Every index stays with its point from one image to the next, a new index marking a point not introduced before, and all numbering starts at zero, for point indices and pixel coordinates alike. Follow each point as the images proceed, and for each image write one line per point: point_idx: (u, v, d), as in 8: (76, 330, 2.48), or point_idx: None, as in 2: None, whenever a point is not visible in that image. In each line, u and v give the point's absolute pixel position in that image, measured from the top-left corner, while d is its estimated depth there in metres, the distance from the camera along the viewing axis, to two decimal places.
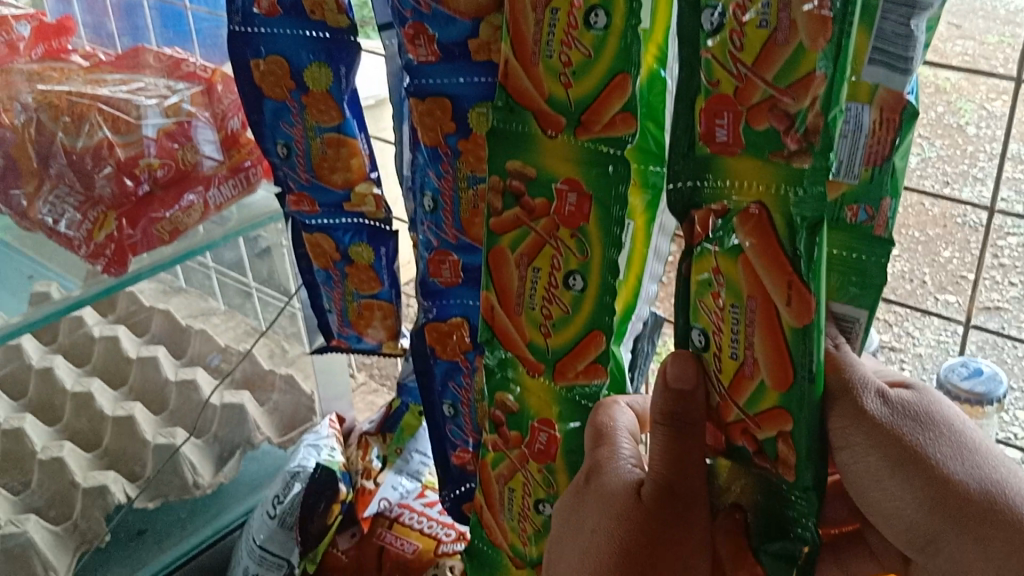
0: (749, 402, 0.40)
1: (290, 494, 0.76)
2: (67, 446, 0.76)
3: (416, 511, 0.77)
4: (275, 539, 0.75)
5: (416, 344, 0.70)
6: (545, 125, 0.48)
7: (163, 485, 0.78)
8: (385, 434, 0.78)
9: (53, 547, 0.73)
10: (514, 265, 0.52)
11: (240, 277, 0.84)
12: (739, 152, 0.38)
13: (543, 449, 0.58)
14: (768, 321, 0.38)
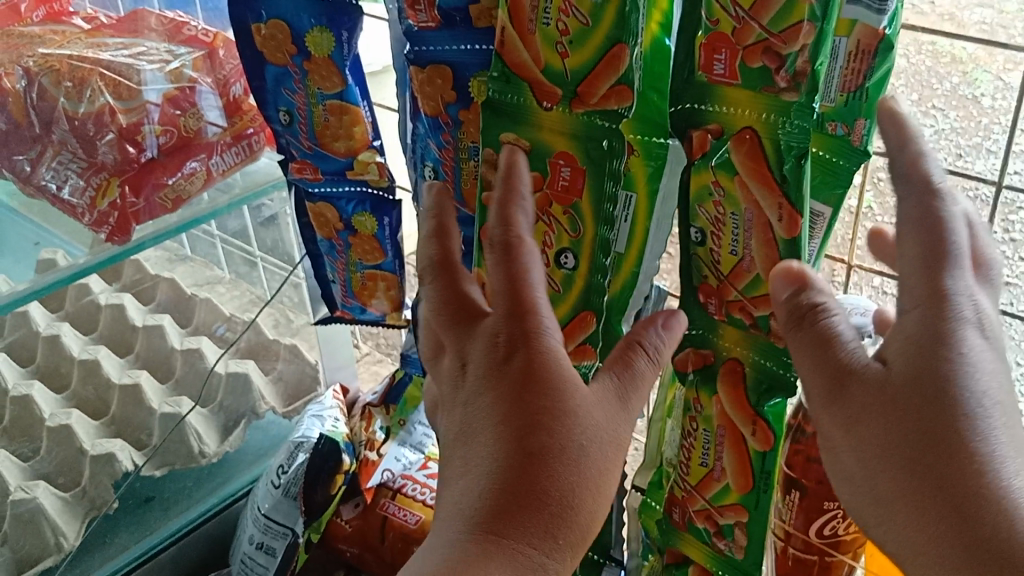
0: (748, 287, 0.46)
1: (295, 463, 0.74)
2: (74, 414, 0.76)
3: (419, 482, 0.77)
4: (280, 508, 0.75)
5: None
6: (541, 96, 0.47)
7: (170, 453, 0.78)
8: (388, 405, 0.78)
9: (61, 513, 0.73)
10: None
11: (245, 246, 0.86)
12: (732, 85, 0.43)
13: None
14: (761, 229, 0.44)
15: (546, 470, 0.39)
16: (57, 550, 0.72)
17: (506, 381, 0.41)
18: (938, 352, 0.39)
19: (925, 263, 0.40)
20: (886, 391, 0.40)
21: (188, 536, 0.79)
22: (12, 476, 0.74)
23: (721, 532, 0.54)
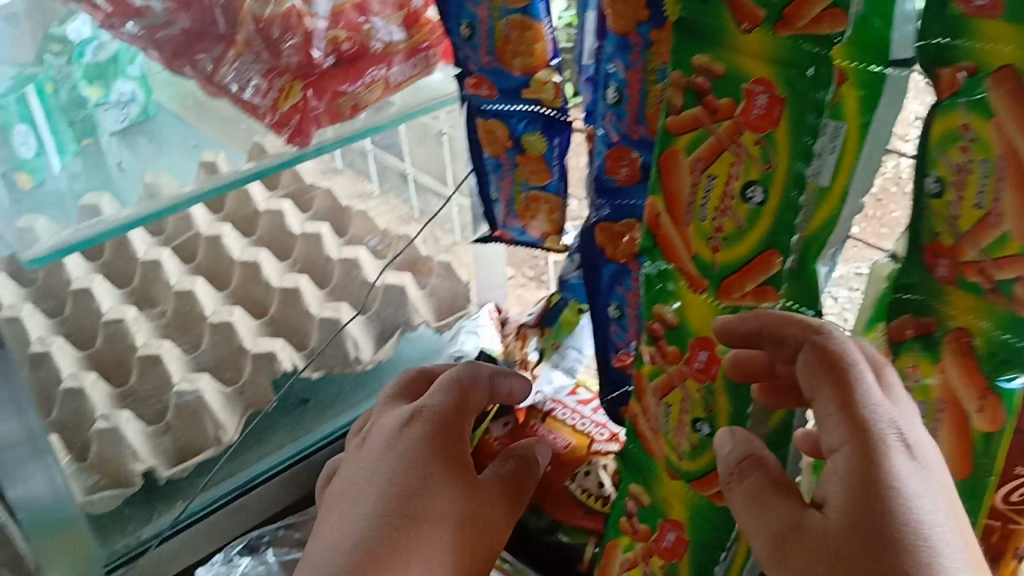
0: (989, 248, 0.38)
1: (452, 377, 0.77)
2: (236, 312, 0.75)
3: (569, 407, 0.78)
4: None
5: (586, 244, 0.66)
6: (740, 17, 0.42)
7: (329, 358, 0.79)
8: (544, 327, 0.79)
9: (222, 405, 0.70)
10: (687, 170, 0.46)
11: (397, 160, 0.87)
12: (999, 16, 0.35)
13: (703, 369, 0.52)
14: (1019, 179, 0.36)
15: (420, 529, 0.47)
16: (216, 442, 0.70)
17: (405, 439, 0.50)
18: (892, 500, 0.39)
19: (841, 402, 0.42)
20: (830, 547, 0.40)
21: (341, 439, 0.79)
22: (175, 368, 0.70)
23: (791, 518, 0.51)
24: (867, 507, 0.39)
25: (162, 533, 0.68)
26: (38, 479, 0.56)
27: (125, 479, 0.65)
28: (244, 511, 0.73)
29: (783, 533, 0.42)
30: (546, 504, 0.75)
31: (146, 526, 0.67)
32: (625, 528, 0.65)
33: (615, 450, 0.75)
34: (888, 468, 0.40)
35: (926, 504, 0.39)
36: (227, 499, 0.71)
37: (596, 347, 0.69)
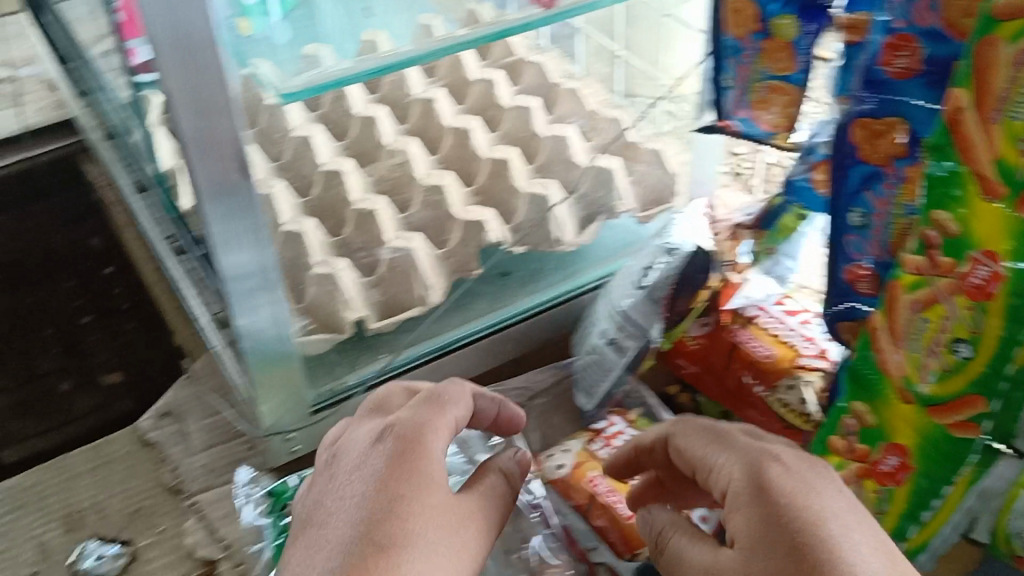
0: None
1: (664, 266, 0.69)
2: (449, 177, 0.75)
3: (774, 316, 0.73)
4: (639, 309, 0.70)
5: (838, 137, 0.58)
6: None
7: (533, 235, 0.77)
8: (761, 230, 0.69)
9: (432, 267, 0.70)
10: (1007, 64, 0.43)
11: (609, 39, 0.83)
12: None
13: (978, 286, 0.47)
14: None
15: (397, 555, 0.39)
16: (423, 302, 0.70)
17: (376, 456, 0.44)
18: (769, 523, 0.39)
19: (722, 443, 0.44)
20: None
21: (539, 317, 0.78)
22: (388, 226, 0.70)
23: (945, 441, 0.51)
24: (761, 531, 0.39)
25: (367, 381, 0.69)
26: (265, 314, 0.57)
27: (337, 326, 0.67)
28: (438, 374, 0.73)
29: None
30: (738, 409, 0.73)
31: (352, 373, 0.69)
32: (835, 447, 0.59)
33: (822, 366, 0.69)
34: (769, 490, 0.40)
35: (804, 506, 0.39)
36: (427, 357, 0.72)
37: (829, 254, 0.63)
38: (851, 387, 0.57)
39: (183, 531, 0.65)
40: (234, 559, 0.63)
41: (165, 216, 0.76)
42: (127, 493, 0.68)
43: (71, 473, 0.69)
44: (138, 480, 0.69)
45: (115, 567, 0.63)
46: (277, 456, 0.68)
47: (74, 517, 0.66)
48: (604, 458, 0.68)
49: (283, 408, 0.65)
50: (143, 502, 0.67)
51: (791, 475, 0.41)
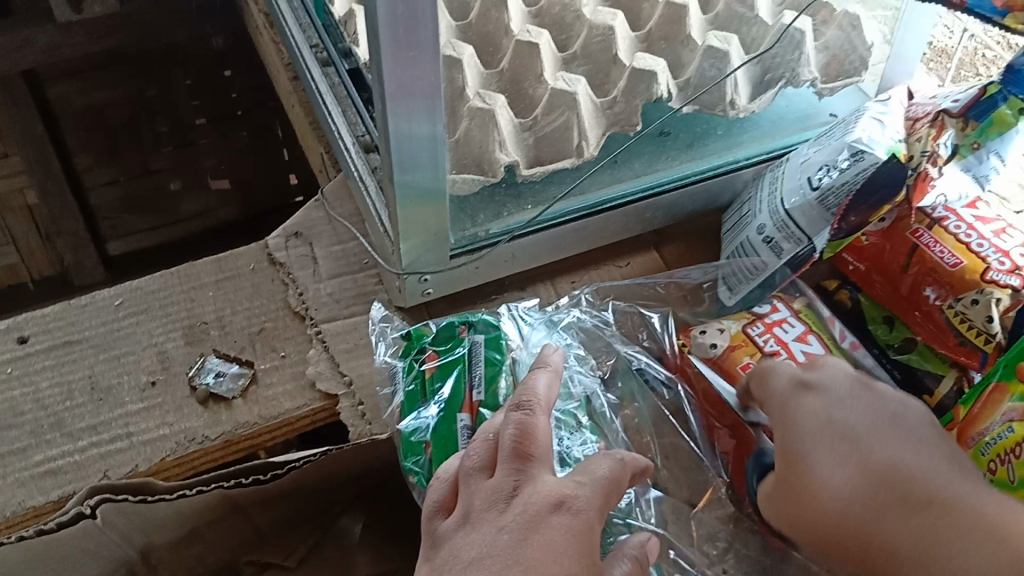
0: None
1: (847, 171, 0.60)
2: (621, 18, 0.66)
3: (964, 221, 0.64)
4: (807, 213, 0.62)
5: None
6: None
7: (704, 95, 0.66)
8: (968, 121, 0.61)
9: (593, 116, 0.63)
10: None
11: None
12: None
13: None
14: None
15: None
16: (578, 155, 0.63)
17: (553, 524, 0.40)
18: (817, 433, 0.49)
19: (759, 374, 0.54)
20: (797, 494, 0.48)
21: (699, 186, 0.69)
22: (547, 65, 0.63)
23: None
24: (807, 440, 0.49)
25: (512, 231, 0.64)
26: (422, 136, 0.54)
27: (488, 167, 0.61)
28: (582, 234, 0.68)
29: (776, 515, 0.49)
30: (903, 316, 0.66)
31: (495, 222, 0.63)
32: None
33: (1017, 285, 0.60)
34: (805, 416, 0.50)
35: (839, 426, 0.48)
36: (578, 215, 0.66)
37: None
38: None
39: (306, 359, 0.63)
40: (355, 398, 0.61)
41: (314, 23, 0.73)
42: (251, 313, 0.66)
43: (196, 282, 0.67)
44: (263, 300, 0.66)
45: (235, 388, 0.61)
46: (409, 297, 0.64)
47: (197, 329, 0.64)
48: (763, 346, 0.61)
49: (421, 247, 0.61)
50: (267, 323, 0.65)
51: (824, 395, 0.50)
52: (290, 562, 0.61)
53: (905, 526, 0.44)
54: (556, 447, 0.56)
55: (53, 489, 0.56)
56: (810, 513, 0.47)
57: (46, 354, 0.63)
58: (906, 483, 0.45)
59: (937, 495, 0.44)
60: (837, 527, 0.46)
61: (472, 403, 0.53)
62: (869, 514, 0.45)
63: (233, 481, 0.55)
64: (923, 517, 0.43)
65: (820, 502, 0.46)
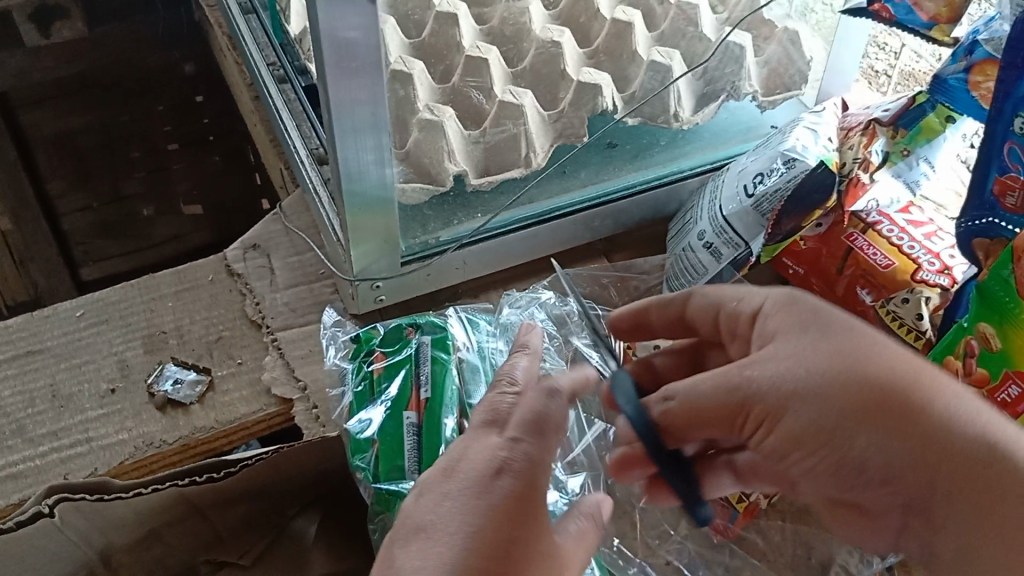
0: None
1: (779, 175, 0.66)
2: (567, 35, 0.68)
3: (896, 225, 0.66)
4: (743, 219, 0.67)
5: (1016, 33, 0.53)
6: None
7: (647, 106, 0.68)
8: (897, 130, 0.65)
9: (539, 128, 0.66)
10: None
11: None
12: None
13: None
14: None
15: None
16: (526, 165, 0.65)
17: (498, 490, 0.40)
18: (831, 319, 0.44)
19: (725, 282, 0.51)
20: (790, 372, 0.42)
21: (645, 195, 0.72)
22: (497, 76, 0.66)
23: None
24: (811, 328, 0.43)
25: (460, 241, 0.66)
26: (369, 149, 0.56)
27: (437, 177, 0.63)
28: (531, 242, 0.70)
29: (756, 383, 0.42)
30: None
31: (445, 229, 0.66)
32: (951, 368, 0.58)
33: (945, 285, 0.63)
34: (825, 316, 0.44)
35: (846, 321, 0.43)
36: (527, 223, 0.68)
37: (980, 156, 0.57)
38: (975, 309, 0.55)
39: (262, 366, 0.65)
40: (309, 402, 0.63)
41: (272, 42, 0.76)
42: (209, 322, 0.67)
43: (155, 293, 0.68)
44: (221, 310, 0.68)
45: (193, 395, 0.63)
46: (362, 304, 0.66)
47: (157, 338, 0.66)
48: None
49: (373, 256, 0.63)
50: (225, 331, 0.67)
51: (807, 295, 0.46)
52: (245, 560, 0.63)
53: (910, 419, 0.40)
54: None
55: (13, 493, 0.57)
56: (802, 390, 0.41)
57: (8, 363, 0.64)
58: (913, 376, 0.41)
59: (950, 394, 0.41)
60: (827, 399, 0.41)
61: (416, 402, 0.55)
62: (869, 407, 0.40)
63: (187, 480, 0.56)
64: (929, 415, 0.40)
65: (817, 383, 0.41)
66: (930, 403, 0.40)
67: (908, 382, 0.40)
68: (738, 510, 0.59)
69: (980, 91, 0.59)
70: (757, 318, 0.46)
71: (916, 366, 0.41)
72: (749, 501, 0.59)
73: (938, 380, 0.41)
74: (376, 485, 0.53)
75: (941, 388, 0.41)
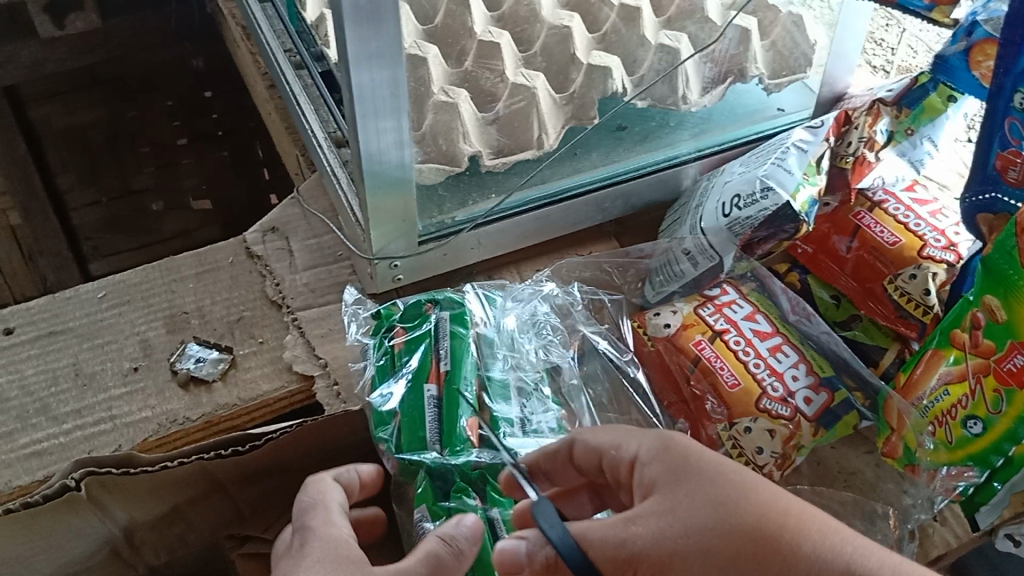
0: None
1: (756, 203, 0.64)
2: (578, 19, 0.69)
3: (902, 204, 0.68)
4: (719, 234, 0.66)
5: (1013, 13, 0.54)
6: None
7: (656, 88, 0.69)
8: (901, 109, 0.66)
9: (551, 110, 0.67)
10: None
11: None
12: None
13: None
14: None
15: None
16: (538, 146, 0.66)
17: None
18: (705, 465, 0.44)
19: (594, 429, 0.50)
20: (670, 526, 0.42)
21: (655, 176, 0.73)
22: (510, 61, 0.67)
23: (970, 419, 0.57)
24: (687, 472, 0.44)
25: (476, 220, 0.67)
26: (388, 130, 0.58)
27: (453, 158, 0.64)
28: (544, 222, 0.71)
29: (642, 541, 0.42)
30: (855, 299, 0.68)
31: (461, 210, 0.67)
32: (957, 341, 0.59)
33: (951, 261, 0.65)
34: (698, 461, 0.44)
35: (722, 465, 0.44)
36: (537, 206, 0.70)
37: (982, 135, 0.59)
38: (981, 281, 0.56)
39: (283, 345, 0.66)
40: (330, 378, 0.64)
41: (288, 29, 0.78)
42: (230, 303, 0.69)
43: (176, 275, 0.70)
44: (242, 291, 0.69)
45: (215, 372, 0.64)
46: (380, 283, 0.68)
47: (178, 319, 0.67)
48: (713, 325, 0.65)
49: (393, 235, 0.65)
50: (246, 312, 0.68)
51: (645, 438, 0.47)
52: (267, 534, 0.63)
53: (785, 571, 0.40)
54: (520, 412, 0.60)
55: (38, 470, 0.59)
56: (683, 544, 0.41)
57: (32, 343, 0.65)
58: (786, 515, 0.42)
59: (824, 523, 0.42)
60: (710, 559, 0.41)
61: (440, 374, 0.57)
62: (744, 561, 0.41)
63: (212, 454, 0.56)
64: (802, 552, 0.40)
65: (695, 536, 0.42)
66: (804, 537, 0.41)
67: (784, 521, 0.41)
68: None
69: (980, 71, 0.60)
70: (635, 466, 0.46)
71: (785, 520, 0.41)
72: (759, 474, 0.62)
73: (815, 515, 0.43)
74: (399, 456, 0.54)
75: (815, 520, 0.42)
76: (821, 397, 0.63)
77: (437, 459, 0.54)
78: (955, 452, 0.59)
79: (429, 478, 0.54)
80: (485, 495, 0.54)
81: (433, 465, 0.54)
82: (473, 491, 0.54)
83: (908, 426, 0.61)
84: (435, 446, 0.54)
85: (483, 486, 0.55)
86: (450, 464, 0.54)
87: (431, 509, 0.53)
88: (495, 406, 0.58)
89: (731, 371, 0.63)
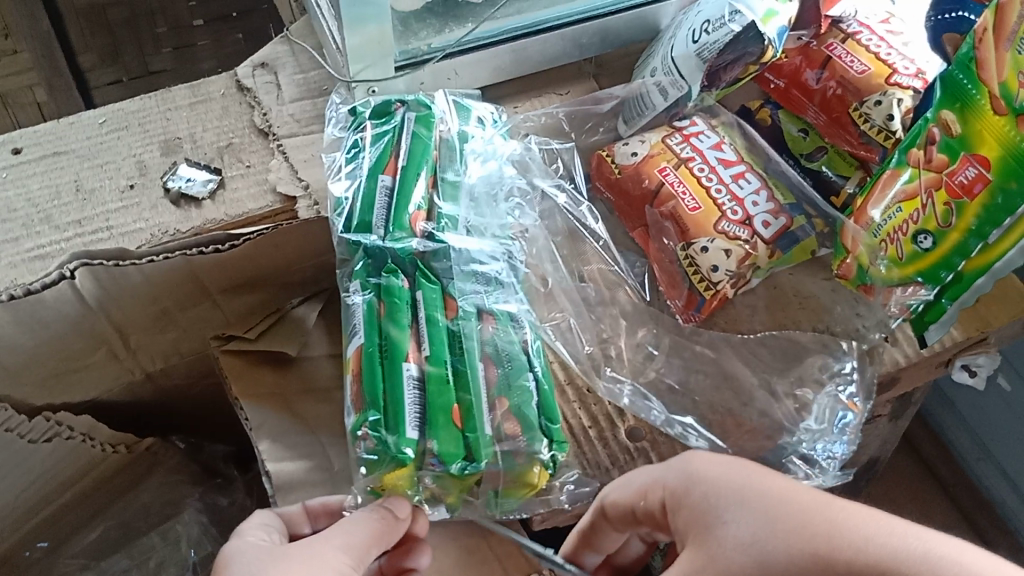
0: None
1: (723, 29, 0.63)
2: None
3: (876, 35, 0.68)
4: (686, 61, 0.66)
5: None
6: None
7: None
8: None
9: None
10: None
11: None
12: None
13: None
14: None
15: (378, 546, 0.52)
16: None
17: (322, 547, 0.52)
18: (725, 498, 0.45)
19: (618, 481, 0.53)
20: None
21: (633, 12, 0.74)
22: None
23: (921, 239, 0.59)
24: (713, 508, 0.45)
25: (448, 49, 0.69)
26: None
27: None
28: (521, 55, 0.73)
29: None
30: (818, 125, 0.69)
31: (437, 37, 0.69)
32: (913, 159, 0.60)
33: (918, 88, 0.65)
34: (718, 491, 0.45)
35: (743, 477, 0.45)
36: (516, 34, 0.71)
37: None
38: (943, 96, 0.57)
39: (268, 168, 0.69)
40: (312, 199, 0.67)
41: None
42: (220, 130, 0.71)
43: (171, 105, 0.73)
44: (232, 120, 0.72)
45: (205, 190, 0.67)
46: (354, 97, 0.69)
47: (172, 143, 0.70)
48: (679, 154, 0.67)
49: (369, 60, 0.66)
50: (235, 139, 0.71)
51: (672, 470, 0.48)
52: (250, 334, 0.66)
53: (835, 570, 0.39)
54: (465, 215, 0.63)
55: (41, 270, 0.63)
56: None
57: (37, 162, 0.69)
58: (823, 525, 0.41)
59: (863, 520, 0.40)
60: None
61: (393, 166, 0.60)
62: None
63: (197, 250, 0.59)
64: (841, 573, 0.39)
65: None
66: (841, 552, 0.40)
67: (821, 530, 0.41)
68: (704, 298, 0.65)
69: None
70: (666, 510, 0.48)
71: (826, 527, 0.41)
72: (716, 290, 0.64)
73: (850, 514, 0.41)
74: (346, 235, 0.59)
75: (848, 525, 0.41)
76: (779, 222, 0.65)
77: (376, 242, 0.58)
78: (905, 268, 0.61)
79: (364, 257, 0.59)
80: (412, 277, 0.58)
81: (371, 247, 0.58)
82: (402, 273, 0.58)
83: (862, 247, 0.63)
84: (379, 229, 0.59)
85: (412, 271, 0.58)
86: (388, 246, 0.58)
87: (361, 282, 0.58)
88: (442, 204, 0.62)
89: (692, 196, 0.65)
